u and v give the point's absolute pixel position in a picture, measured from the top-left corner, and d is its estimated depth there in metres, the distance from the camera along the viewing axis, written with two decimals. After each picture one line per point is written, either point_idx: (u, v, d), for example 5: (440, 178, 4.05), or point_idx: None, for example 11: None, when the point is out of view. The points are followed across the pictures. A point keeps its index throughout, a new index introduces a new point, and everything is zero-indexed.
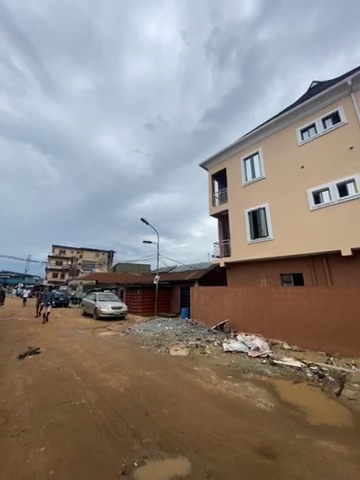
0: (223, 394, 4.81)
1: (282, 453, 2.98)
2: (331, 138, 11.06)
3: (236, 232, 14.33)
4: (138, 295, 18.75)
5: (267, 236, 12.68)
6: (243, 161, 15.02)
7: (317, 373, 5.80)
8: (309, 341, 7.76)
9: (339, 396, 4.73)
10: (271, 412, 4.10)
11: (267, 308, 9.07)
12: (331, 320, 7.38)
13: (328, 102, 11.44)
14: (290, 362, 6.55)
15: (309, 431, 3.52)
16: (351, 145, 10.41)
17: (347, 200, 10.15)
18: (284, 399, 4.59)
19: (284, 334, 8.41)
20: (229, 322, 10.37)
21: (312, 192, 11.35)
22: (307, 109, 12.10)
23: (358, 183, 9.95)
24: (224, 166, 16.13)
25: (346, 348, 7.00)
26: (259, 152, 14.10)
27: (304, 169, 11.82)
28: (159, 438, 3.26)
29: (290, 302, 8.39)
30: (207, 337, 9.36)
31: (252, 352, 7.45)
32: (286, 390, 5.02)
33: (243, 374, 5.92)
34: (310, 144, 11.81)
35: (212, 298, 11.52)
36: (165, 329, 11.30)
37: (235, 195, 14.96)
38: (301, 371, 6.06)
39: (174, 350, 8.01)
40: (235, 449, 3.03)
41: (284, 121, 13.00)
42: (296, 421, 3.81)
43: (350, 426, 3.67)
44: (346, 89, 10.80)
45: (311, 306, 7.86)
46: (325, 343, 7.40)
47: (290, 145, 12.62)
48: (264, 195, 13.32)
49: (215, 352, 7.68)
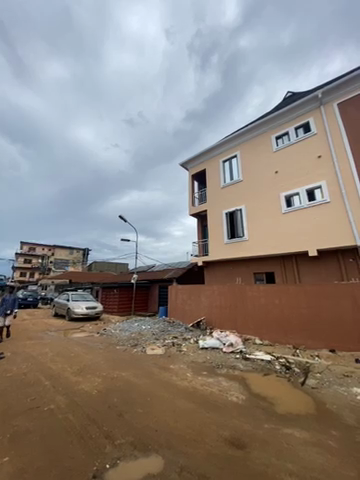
0: (198, 390, 4.92)
1: (251, 443, 3.15)
2: (302, 146, 11.88)
3: (214, 231, 14.66)
4: (115, 294, 18.28)
5: (243, 236, 13.19)
6: (222, 163, 15.41)
7: (285, 365, 6.21)
8: (278, 335, 8.29)
9: (303, 386, 5.13)
10: (242, 404, 4.30)
11: (241, 305, 9.44)
12: (298, 315, 7.97)
13: (300, 112, 12.25)
14: (261, 356, 6.92)
15: (276, 420, 3.77)
16: (319, 154, 11.28)
17: (315, 205, 10.97)
18: (255, 391, 4.86)
19: (256, 329, 8.86)
20: (205, 320, 10.61)
21: (284, 196, 12.07)
22: (282, 118, 12.82)
23: (324, 189, 10.82)
24: (204, 167, 16.38)
25: (310, 341, 7.61)
26: (237, 155, 14.59)
27: (277, 174, 12.52)
28: (133, 437, 3.23)
29: (262, 299, 8.86)
30: (184, 335, 9.50)
31: (226, 348, 7.72)
32: (256, 383, 5.30)
33: (217, 369, 6.11)
34: (284, 151, 12.53)
35: (189, 297, 11.65)
36: (141, 328, 11.19)
37: (213, 196, 15.30)
38: (271, 363, 6.45)
39: (150, 349, 7.98)
40: (208, 442, 3.13)
41: (260, 127, 13.62)
42: (265, 412, 4.04)
43: (312, 413, 4.01)
44: (316, 102, 11.66)
45: (280, 302, 8.39)
46: (292, 337, 7.97)
47: (266, 151, 13.26)
48: (240, 196, 13.84)
49: (191, 350, 7.81)
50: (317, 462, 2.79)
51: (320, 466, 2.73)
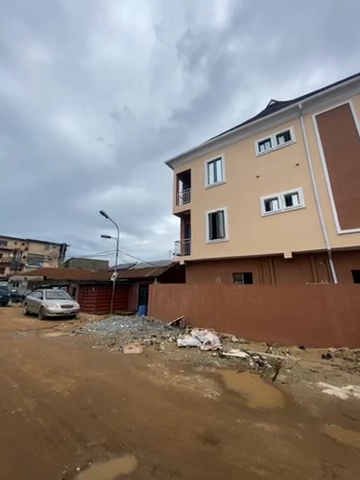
0: (174, 388, 4.96)
1: (224, 438, 3.26)
2: (282, 153, 12.46)
3: (197, 231, 14.82)
4: (93, 292, 17.70)
5: (224, 237, 13.50)
6: (207, 164, 15.61)
7: (258, 362, 6.50)
8: (253, 333, 8.65)
9: (275, 381, 5.43)
10: (217, 401, 4.43)
11: (220, 304, 9.68)
12: (272, 314, 8.38)
13: (282, 121, 12.83)
14: (236, 353, 7.17)
15: (247, 415, 3.93)
16: (297, 162, 11.92)
17: (291, 210, 11.56)
18: (229, 387, 5.03)
19: (233, 328, 9.16)
20: (184, 318, 10.71)
21: (264, 200, 12.58)
22: (265, 125, 13.31)
23: (300, 196, 11.45)
24: (189, 167, 16.46)
25: (282, 338, 8.04)
26: (221, 157, 14.88)
27: (259, 179, 12.99)
28: (106, 439, 3.17)
29: (240, 298, 9.17)
30: (163, 334, 9.51)
31: (204, 346, 7.88)
32: (231, 379, 5.49)
33: (194, 367, 6.21)
34: (265, 157, 13.05)
35: (169, 295, 11.67)
36: (120, 327, 11.00)
37: (197, 196, 15.45)
38: (246, 360, 6.71)
39: (128, 348, 7.87)
40: (182, 439, 3.18)
41: (245, 132, 14.02)
42: (239, 407, 4.21)
43: (281, 406, 4.26)
44: (296, 112, 12.28)
45: (257, 302, 8.75)
46: (267, 335, 8.36)
47: (249, 155, 13.69)
48: (223, 198, 14.15)
49: (169, 348, 7.84)
50: (284, 454, 2.97)
51: (287, 457, 2.91)
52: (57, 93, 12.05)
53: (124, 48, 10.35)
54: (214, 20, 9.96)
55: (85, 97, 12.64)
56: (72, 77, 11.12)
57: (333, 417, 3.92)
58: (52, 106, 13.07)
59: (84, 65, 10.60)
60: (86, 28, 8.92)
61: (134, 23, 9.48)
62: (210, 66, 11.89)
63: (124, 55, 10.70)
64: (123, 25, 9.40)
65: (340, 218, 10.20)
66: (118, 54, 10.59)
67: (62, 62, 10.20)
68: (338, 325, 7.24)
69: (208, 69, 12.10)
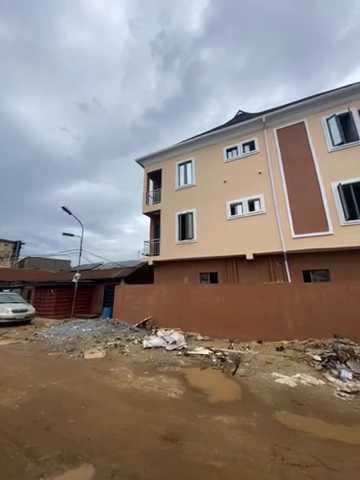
0: (138, 390, 4.88)
1: (185, 435, 3.33)
2: (247, 161, 13.34)
3: (166, 231, 14.85)
4: (52, 295, 16.29)
5: (193, 238, 13.81)
6: (177, 166, 15.77)
7: (220, 358, 6.83)
8: (217, 331, 9.04)
9: (234, 375, 5.77)
10: (180, 399, 4.50)
11: (187, 304, 9.87)
12: (235, 311, 8.89)
13: (248, 131, 13.73)
14: (201, 351, 7.41)
15: (208, 410, 4.09)
16: (260, 170, 12.89)
17: (254, 215, 12.44)
18: (192, 385, 5.16)
19: (199, 326, 9.43)
20: (151, 319, 10.63)
21: (230, 203, 13.26)
22: (233, 133, 14.07)
23: (262, 202, 12.40)
24: (160, 167, 16.41)
25: (243, 333, 8.60)
26: (192, 161, 15.23)
27: (226, 184, 13.66)
28: (61, 450, 2.96)
29: (206, 298, 9.51)
30: (128, 336, 9.26)
31: (170, 346, 7.93)
32: (194, 376, 5.65)
33: (159, 368, 6.19)
34: (232, 163, 13.78)
35: (136, 296, 11.43)
36: (81, 331, 10.35)
37: (167, 196, 15.50)
38: (209, 357, 6.97)
39: (89, 353, 7.46)
40: (143, 441, 3.16)
41: (214, 137, 14.60)
42: (200, 403, 4.36)
43: (238, 398, 4.54)
44: (260, 124, 13.29)
45: (221, 300, 9.19)
46: (229, 332, 8.83)
47: (218, 161, 14.29)
48: (193, 200, 14.49)
49: (134, 350, 7.67)
50: (239, 443, 3.18)
51: (242, 446, 3.12)
52: (16, 75, 10.74)
53: (96, 37, 9.82)
54: (189, 25, 10.20)
55: (50, 83, 11.57)
56: (35, 60, 10.11)
57: (283, 404, 4.34)
58: (9, 90, 11.61)
59: (50, 49, 9.73)
60: (53, 10, 8.22)
61: (108, 13, 9.11)
62: (184, 69, 12.16)
63: (94, 44, 10.13)
64: (95, 14, 8.90)
65: (294, 224, 11.36)
66: (89, 42, 10.01)
67: (23, 42, 9.12)
68: (290, 320, 8.05)
69: (181, 71, 12.31)
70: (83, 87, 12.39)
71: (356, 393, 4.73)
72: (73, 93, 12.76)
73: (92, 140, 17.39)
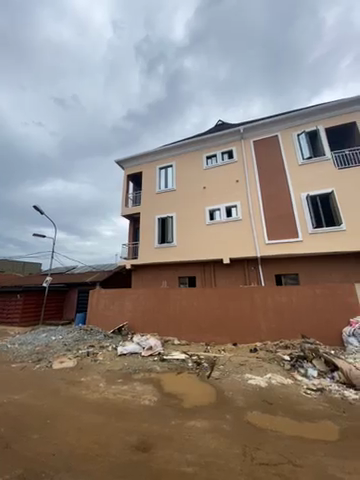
0: (110, 400, 4.69)
1: (157, 443, 3.27)
2: (226, 169, 13.85)
3: (145, 235, 14.69)
4: (19, 301, 15.04)
5: (172, 242, 13.84)
6: (158, 170, 15.78)
7: (196, 362, 6.87)
8: (194, 335, 9.09)
9: (209, 378, 5.83)
10: (154, 406, 4.42)
11: (165, 308, 9.81)
12: (211, 315, 9.04)
13: (227, 140, 14.30)
14: (177, 355, 7.38)
15: (182, 415, 4.07)
16: (237, 178, 13.45)
17: (231, 221, 12.89)
18: (167, 391, 5.10)
19: (176, 331, 9.40)
20: (127, 324, 10.34)
21: (209, 209, 13.60)
22: (213, 141, 14.54)
23: (239, 208, 12.91)
24: (141, 169, 16.28)
25: (219, 336, 8.77)
26: (173, 165, 15.37)
27: (205, 190, 14.00)
28: (21, 470, 2.71)
29: (183, 302, 9.54)
30: (102, 343, 8.88)
31: (145, 352, 7.78)
32: (170, 382, 5.60)
33: (133, 375, 6.02)
34: (211, 170, 14.20)
35: (112, 301, 11.05)
36: (51, 339, 9.67)
37: (147, 200, 15.40)
38: (185, 361, 6.97)
39: (59, 362, 7.00)
40: (113, 453, 3.03)
41: (195, 144, 14.94)
42: (174, 409, 4.32)
43: (212, 401, 4.59)
44: (238, 135, 13.94)
45: (198, 304, 9.29)
46: (205, 335, 8.94)
47: (198, 167, 14.62)
48: (172, 204, 14.58)
49: (108, 358, 7.37)
50: (211, 447, 3.20)
51: (213, 449, 3.15)
52: None
53: None
54: None
55: None
56: None
57: (254, 404, 4.49)
58: None
59: None
60: None
61: None
62: None
63: None
64: None
65: (268, 230, 12.01)
66: None
67: None
68: (263, 322, 8.41)
69: None
70: None
71: (320, 390, 5.07)
72: None
73: None
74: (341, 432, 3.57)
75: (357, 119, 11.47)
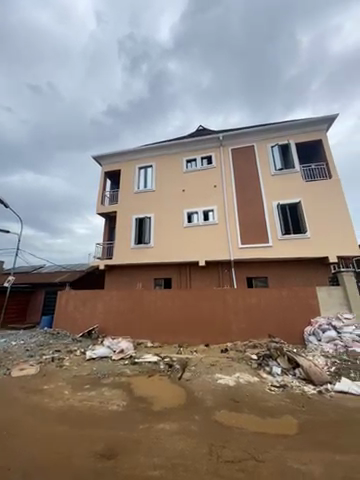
0: (75, 407, 4.45)
1: (124, 449, 3.19)
2: (204, 174, 14.20)
3: (121, 234, 14.32)
4: None
5: (149, 243, 13.71)
6: (137, 169, 15.54)
7: (168, 364, 6.87)
8: (167, 337, 9.08)
9: (180, 379, 5.87)
10: (122, 411, 4.30)
11: (139, 310, 9.65)
12: (185, 317, 9.12)
13: (206, 146, 14.67)
14: (149, 358, 7.29)
15: (151, 419, 4.03)
16: (215, 184, 13.86)
17: (208, 224, 13.22)
18: (136, 395, 5.00)
19: (149, 333, 9.29)
20: (98, 327, 9.93)
21: (187, 212, 13.78)
22: (193, 145, 14.80)
23: (215, 213, 13.29)
24: (119, 167, 15.87)
25: (192, 338, 8.89)
26: (152, 166, 15.28)
27: (184, 193, 14.17)
28: None
29: (158, 303, 9.49)
30: (69, 347, 8.40)
31: (116, 355, 7.55)
32: (140, 385, 5.51)
33: (102, 380, 5.79)
34: (191, 174, 14.43)
35: (82, 303, 10.52)
36: (10, 344, 8.84)
37: (125, 199, 15.05)
38: (157, 364, 6.93)
39: (19, 370, 6.43)
40: (76, 463, 2.88)
41: (175, 147, 15.06)
42: (144, 412, 4.26)
43: (182, 403, 4.63)
44: (218, 142, 14.41)
45: (173, 306, 9.31)
46: (179, 337, 8.99)
47: (177, 169, 14.74)
48: (151, 205, 14.47)
49: (75, 363, 6.99)
50: (179, 449, 3.22)
51: (181, 451, 3.17)
52: None
53: (58, 21, 9.07)
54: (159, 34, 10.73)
55: None
56: None
57: (222, 403, 4.64)
58: None
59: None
60: None
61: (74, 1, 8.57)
62: None
63: (55, 27, 9.32)
64: None
65: (242, 235, 12.56)
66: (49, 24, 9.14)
67: None
68: (234, 323, 8.74)
69: None
70: (38, 69, 11.08)
71: (283, 386, 5.42)
72: (23, 73, 11.26)
73: (42, 127, 15.61)
74: (299, 425, 3.86)
75: (323, 138, 12.66)
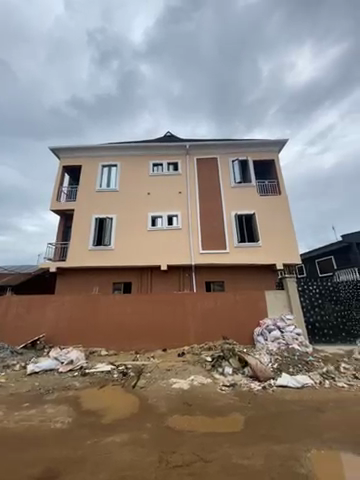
0: (9, 429, 3.87)
1: (66, 469, 2.91)
2: (170, 180, 14.41)
3: (79, 235, 13.33)
4: None
5: (109, 245, 13.09)
6: (101, 167, 14.80)
7: (123, 372, 6.59)
8: (124, 344, 8.74)
9: (134, 387, 5.69)
10: (67, 428, 3.93)
11: (94, 316, 9.05)
12: (144, 322, 8.95)
13: (173, 152, 14.96)
14: (102, 367, 6.87)
15: (99, 433, 3.77)
16: (180, 190, 14.18)
17: (171, 229, 13.38)
18: (85, 408, 4.64)
19: (104, 340, 8.79)
20: (45, 336, 8.92)
21: (151, 215, 13.70)
22: (161, 150, 14.92)
23: (179, 218, 13.57)
24: (80, 163, 14.84)
25: (149, 343, 8.75)
26: (117, 165, 14.78)
27: (149, 196, 14.08)
28: None
29: (115, 309, 9.08)
30: (6, 361, 7.29)
31: (64, 367, 6.88)
32: (90, 398, 5.13)
33: (46, 396, 5.20)
34: (157, 178, 14.46)
35: (27, 309, 9.31)
36: None
37: (85, 197, 14.12)
38: (110, 373, 6.57)
39: None
40: None
41: (142, 149, 14.93)
42: (92, 427, 3.97)
43: (135, 412, 4.49)
44: (184, 150, 14.87)
45: (132, 311, 9.04)
46: (136, 343, 8.74)
47: (144, 172, 14.59)
48: (113, 206, 13.90)
49: (13, 380, 6.10)
50: (128, 460, 3.10)
51: (130, 462, 3.06)
52: None
53: None
54: None
55: None
56: None
57: (175, 408, 4.67)
58: None
59: None
60: None
61: None
62: None
63: None
64: None
65: (203, 241, 13.10)
66: None
67: None
68: (191, 327, 8.96)
69: None
70: None
71: (233, 385, 5.78)
72: None
73: None
74: (245, 421, 4.16)
75: (275, 159, 14.33)
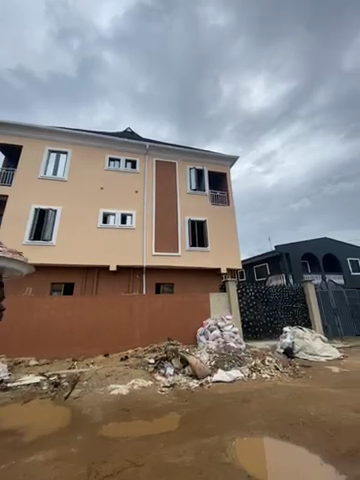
0: None
1: None
2: (126, 177, 13.95)
3: (12, 225, 11.45)
4: None
5: (51, 240, 11.69)
6: (47, 152, 13.15)
7: (54, 382, 5.94)
8: (59, 351, 7.90)
9: (67, 399, 5.20)
10: None
11: (23, 322, 7.89)
12: (85, 326, 8.30)
13: (132, 150, 14.56)
14: (28, 380, 6.02)
15: (18, 454, 3.29)
16: (136, 189, 13.89)
17: (123, 228, 12.92)
18: (2, 429, 3.97)
19: (35, 348, 7.76)
20: None
21: (103, 212, 12.94)
22: (119, 145, 14.32)
23: (133, 218, 13.25)
24: (21, 142, 12.84)
25: (90, 349, 8.17)
26: (68, 153, 13.42)
27: (102, 191, 13.28)
28: None
29: (51, 312, 8.14)
30: None
31: None
32: (9, 416, 4.42)
33: None
34: (112, 173, 13.78)
35: None
36: None
37: (24, 183, 12.26)
38: (38, 385, 5.82)
39: None
40: None
41: (99, 141, 14.00)
42: (9, 449, 3.42)
43: (65, 426, 4.09)
44: (144, 149, 14.68)
45: (72, 314, 8.28)
46: (74, 350, 8.02)
47: (98, 165, 13.69)
48: (59, 197, 12.52)
49: None
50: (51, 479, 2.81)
51: None
52: None
53: None
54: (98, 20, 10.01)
55: None
56: None
57: (112, 415, 4.49)
58: None
59: None
60: None
61: None
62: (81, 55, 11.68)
63: None
64: None
65: (156, 243, 13.13)
66: None
67: None
68: (137, 330, 8.80)
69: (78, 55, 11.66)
70: None
71: (173, 385, 5.95)
72: None
73: None
74: (181, 420, 4.33)
75: (227, 172, 15.66)
